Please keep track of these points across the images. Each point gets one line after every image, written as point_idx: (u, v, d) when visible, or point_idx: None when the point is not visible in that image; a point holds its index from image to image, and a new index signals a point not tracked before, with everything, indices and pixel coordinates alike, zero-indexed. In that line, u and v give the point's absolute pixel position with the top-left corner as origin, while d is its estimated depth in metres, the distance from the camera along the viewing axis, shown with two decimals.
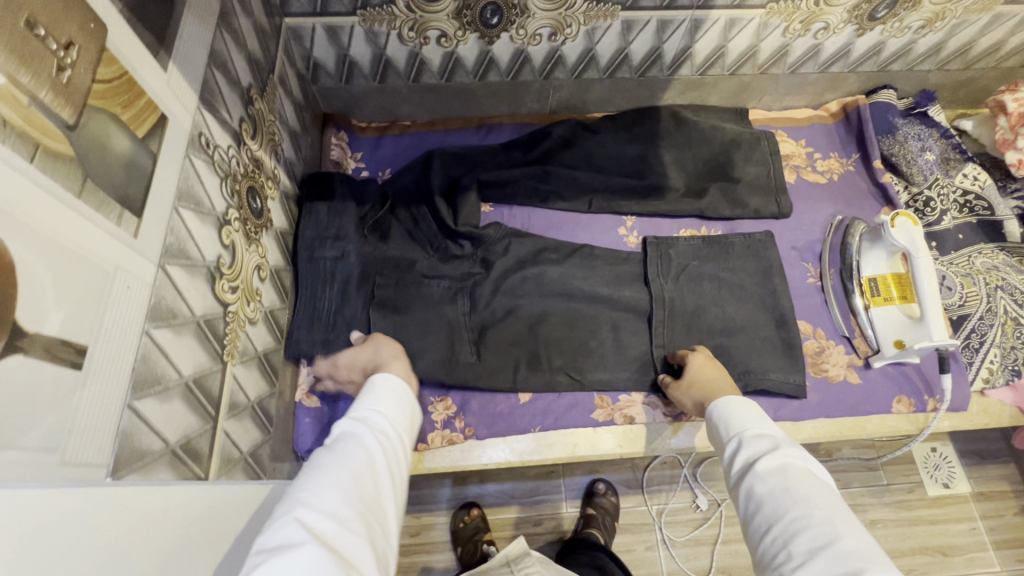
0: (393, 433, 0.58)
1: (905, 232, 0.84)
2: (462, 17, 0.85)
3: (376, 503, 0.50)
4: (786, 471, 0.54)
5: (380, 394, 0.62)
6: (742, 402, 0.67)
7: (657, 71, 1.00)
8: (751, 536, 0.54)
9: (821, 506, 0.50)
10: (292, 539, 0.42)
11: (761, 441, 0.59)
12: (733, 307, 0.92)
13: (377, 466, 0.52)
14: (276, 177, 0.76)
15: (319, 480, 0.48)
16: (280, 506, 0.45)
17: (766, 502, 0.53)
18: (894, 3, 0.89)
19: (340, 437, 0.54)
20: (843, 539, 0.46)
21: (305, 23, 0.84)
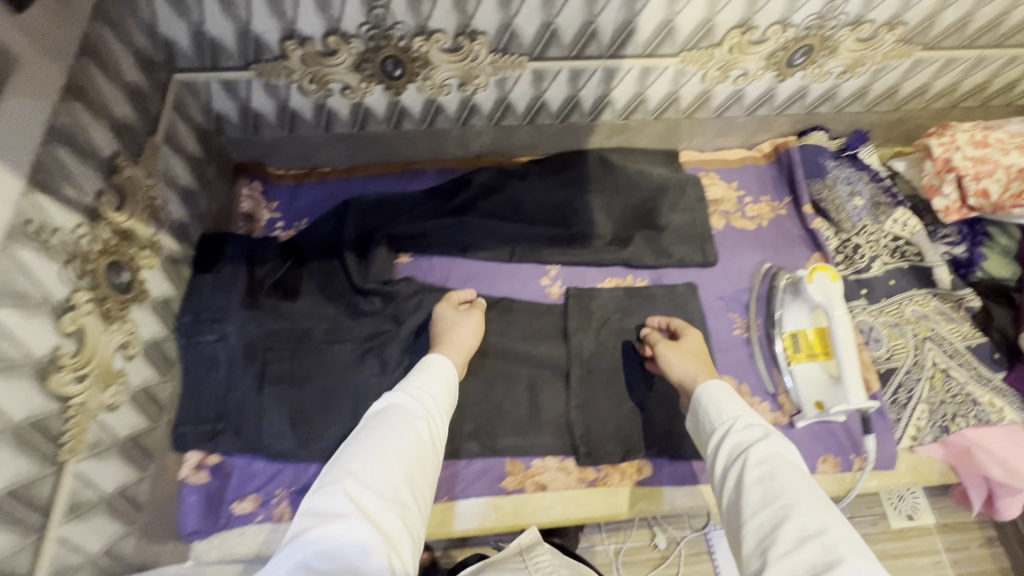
0: (436, 410, 0.67)
1: (823, 289, 0.81)
2: (363, 69, 0.82)
3: (416, 474, 0.59)
4: (774, 458, 0.55)
5: (430, 374, 0.70)
6: (725, 388, 0.68)
7: (579, 116, 0.97)
8: (728, 523, 0.55)
9: (807, 496, 0.51)
10: (339, 509, 0.52)
11: (750, 429, 0.60)
12: (653, 365, 0.89)
13: (421, 442, 0.62)
14: (156, 244, 0.73)
15: (366, 453, 0.58)
16: (331, 469, 0.56)
17: (752, 489, 0.54)
18: (811, 51, 0.87)
19: (387, 411, 0.64)
20: (829, 529, 0.48)
21: (198, 78, 0.80)
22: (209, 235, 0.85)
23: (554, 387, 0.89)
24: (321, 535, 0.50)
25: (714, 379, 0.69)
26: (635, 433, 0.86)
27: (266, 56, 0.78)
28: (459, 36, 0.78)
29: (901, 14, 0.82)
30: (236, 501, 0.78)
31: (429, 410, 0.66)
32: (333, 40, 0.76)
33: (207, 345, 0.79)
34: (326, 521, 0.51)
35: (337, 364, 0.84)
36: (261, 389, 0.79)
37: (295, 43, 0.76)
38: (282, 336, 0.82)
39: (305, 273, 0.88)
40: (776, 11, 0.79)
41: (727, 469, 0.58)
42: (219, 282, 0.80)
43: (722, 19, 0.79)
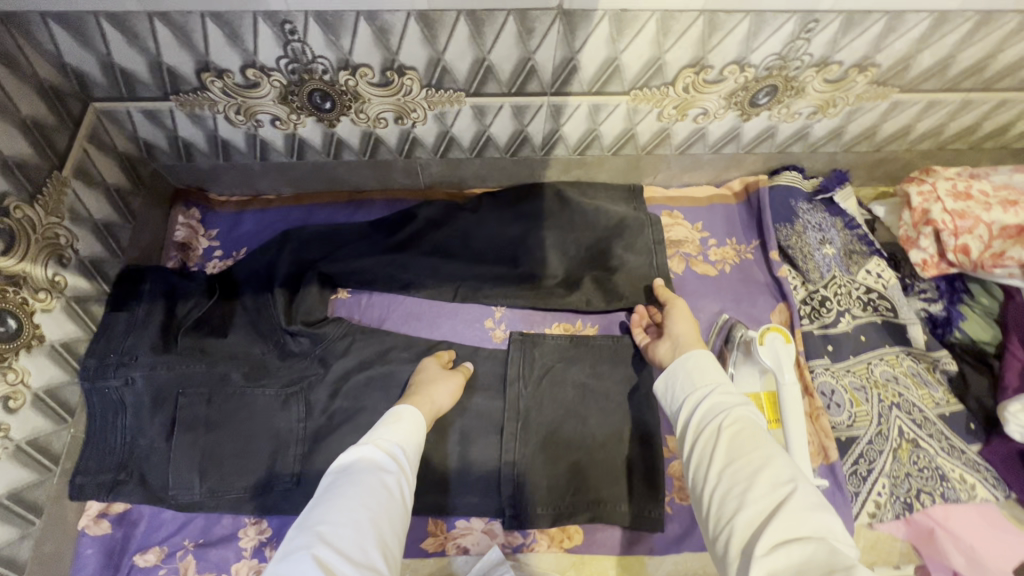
0: (408, 467, 0.64)
1: (773, 351, 0.76)
2: (291, 102, 0.77)
3: (386, 534, 0.56)
4: (745, 418, 0.57)
5: (400, 427, 0.68)
6: (710, 358, 0.66)
7: (530, 150, 0.92)
8: (695, 476, 0.57)
9: (776, 451, 0.54)
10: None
11: (726, 393, 0.61)
12: (594, 421, 0.83)
13: (391, 504, 0.59)
14: (58, 284, 0.69)
15: (337, 515, 0.55)
16: (298, 535, 0.53)
17: (721, 444, 0.55)
18: (775, 91, 0.80)
19: (358, 467, 0.61)
20: (792, 473, 0.52)
21: (117, 107, 0.77)
22: (127, 271, 0.81)
23: (485, 441, 0.82)
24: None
25: (700, 350, 0.67)
26: (568, 496, 0.79)
27: (184, 87, 0.74)
28: (386, 71, 0.73)
29: (871, 56, 0.75)
30: (140, 552, 0.74)
31: (398, 465, 0.63)
32: (252, 73, 0.72)
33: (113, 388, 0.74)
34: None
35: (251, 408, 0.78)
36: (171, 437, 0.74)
37: (212, 76, 0.72)
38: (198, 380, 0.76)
39: (236, 307, 0.83)
40: (731, 51, 0.73)
41: (695, 428, 0.59)
42: (134, 321, 0.76)
43: (671, 58, 0.73)
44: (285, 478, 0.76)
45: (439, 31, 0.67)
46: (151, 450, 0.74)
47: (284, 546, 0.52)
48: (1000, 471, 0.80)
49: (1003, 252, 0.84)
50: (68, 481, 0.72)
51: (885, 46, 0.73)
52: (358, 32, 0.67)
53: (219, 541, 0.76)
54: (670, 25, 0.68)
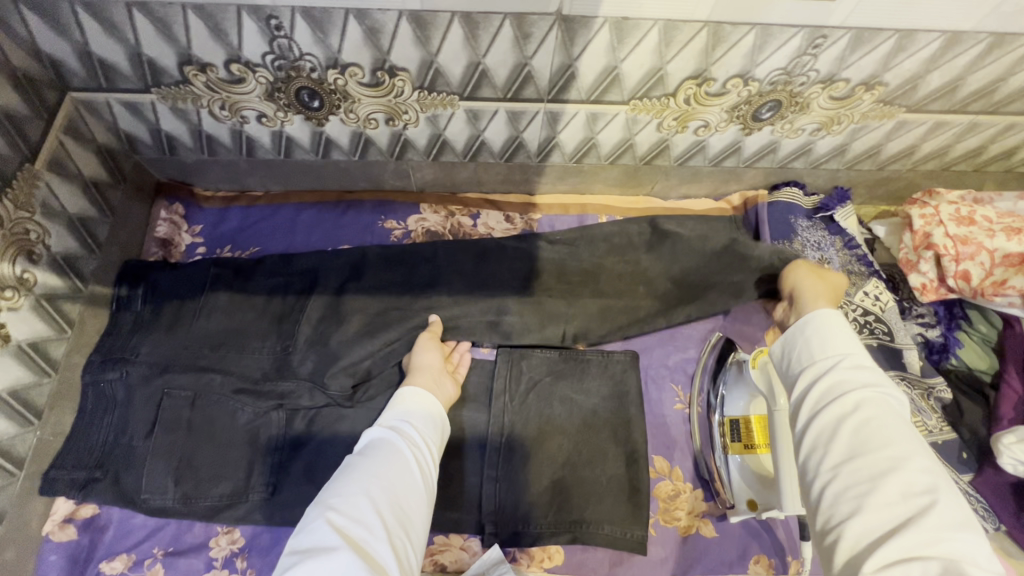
0: (420, 441, 0.66)
1: (765, 375, 0.73)
2: (277, 99, 0.75)
3: (403, 501, 0.59)
4: (876, 403, 0.50)
5: (414, 409, 0.69)
6: (843, 327, 0.57)
7: (525, 156, 0.89)
8: (806, 454, 0.51)
9: (913, 451, 0.47)
10: (327, 542, 0.51)
11: (859, 373, 0.53)
12: (581, 438, 0.81)
13: (405, 474, 0.61)
14: (26, 282, 0.67)
15: (350, 486, 0.57)
16: (313, 508, 0.55)
17: (845, 430, 0.49)
18: (778, 106, 0.78)
19: (375, 447, 0.63)
20: (930, 485, 0.44)
21: (95, 97, 0.74)
22: (132, 263, 0.81)
23: (469, 455, 0.80)
24: (309, 565, 0.49)
25: (826, 311, 0.59)
26: (551, 514, 0.77)
27: (166, 80, 0.71)
28: (377, 71, 0.70)
29: (879, 75, 0.73)
30: (107, 560, 0.72)
31: (410, 440, 0.65)
32: (236, 68, 0.69)
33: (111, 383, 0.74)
34: (316, 553, 0.50)
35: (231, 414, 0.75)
36: (150, 437, 0.71)
37: (195, 69, 0.69)
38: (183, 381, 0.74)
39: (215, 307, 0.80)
40: (735, 64, 0.70)
41: (812, 405, 0.53)
42: (139, 321, 0.77)
43: (672, 69, 0.71)
44: (258, 488, 0.74)
45: (433, 33, 0.64)
46: (127, 453, 0.71)
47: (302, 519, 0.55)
48: (990, 502, 0.79)
49: (1005, 280, 0.82)
50: (34, 485, 0.70)
51: (893, 65, 0.71)
52: (347, 31, 0.64)
53: (189, 551, 0.74)
54: (672, 36, 0.66)
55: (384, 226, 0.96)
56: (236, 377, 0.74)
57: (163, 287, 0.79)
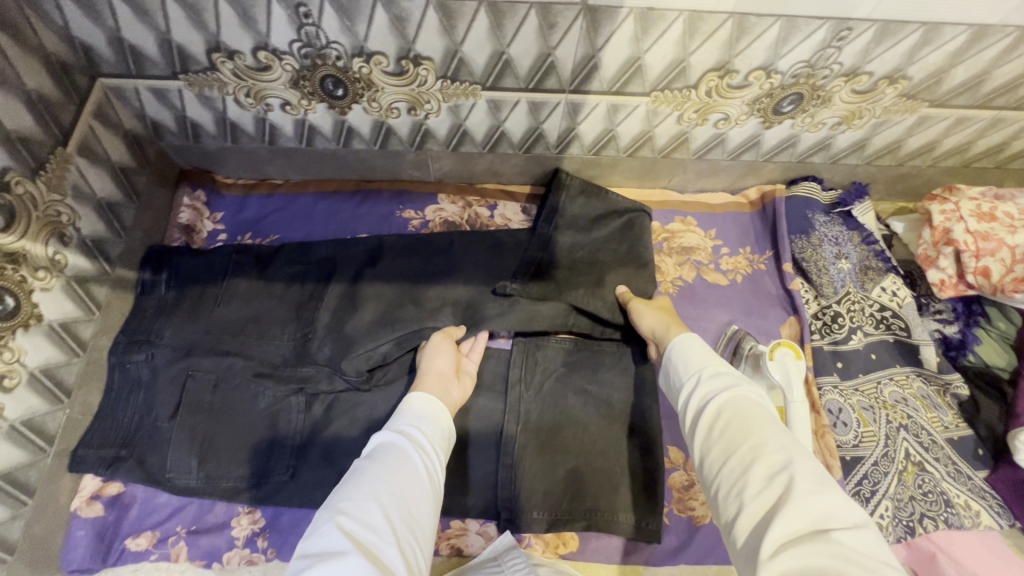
0: (429, 444, 0.61)
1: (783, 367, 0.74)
2: (302, 87, 0.75)
3: (413, 505, 0.54)
4: (735, 398, 0.53)
5: (420, 412, 0.65)
6: (699, 343, 0.64)
7: (544, 148, 0.90)
8: (701, 470, 0.53)
9: (780, 439, 0.49)
10: (336, 547, 0.47)
11: (720, 374, 0.57)
12: (596, 428, 0.81)
13: (415, 478, 0.56)
14: (58, 263, 0.68)
15: (358, 492, 0.53)
16: (321, 514, 0.51)
17: (722, 438, 0.51)
18: (800, 99, 0.78)
19: (383, 449, 0.59)
20: (795, 464, 0.46)
21: (124, 84, 0.75)
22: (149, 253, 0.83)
23: (486, 443, 0.81)
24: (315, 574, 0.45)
25: (682, 337, 0.65)
26: (565, 502, 0.78)
27: (194, 67, 0.72)
28: (401, 60, 0.71)
29: (903, 68, 0.72)
30: (133, 536, 0.74)
31: (419, 443, 0.61)
32: (263, 55, 0.70)
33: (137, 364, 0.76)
34: (322, 560, 0.46)
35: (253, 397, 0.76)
36: (174, 419, 0.73)
37: (223, 56, 0.70)
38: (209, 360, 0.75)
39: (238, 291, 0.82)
40: (758, 56, 0.70)
41: (698, 422, 0.55)
42: (163, 304, 0.78)
43: (696, 60, 0.71)
44: (280, 471, 0.74)
45: (458, 22, 0.65)
46: (154, 433, 0.73)
47: (309, 526, 0.50)
48: (1006, 499, 0.79)
49: None
50: (64, 461, 0.72)
51: (918, 58, 0.71)
52: (374, 19, 0.65)
53: (212, 529, 0.75)
54: (697, 27, 0.66)
55: (401, 216, 0.97)
56: (258, 362, 0.76)
57: (184, 273, 0.80)
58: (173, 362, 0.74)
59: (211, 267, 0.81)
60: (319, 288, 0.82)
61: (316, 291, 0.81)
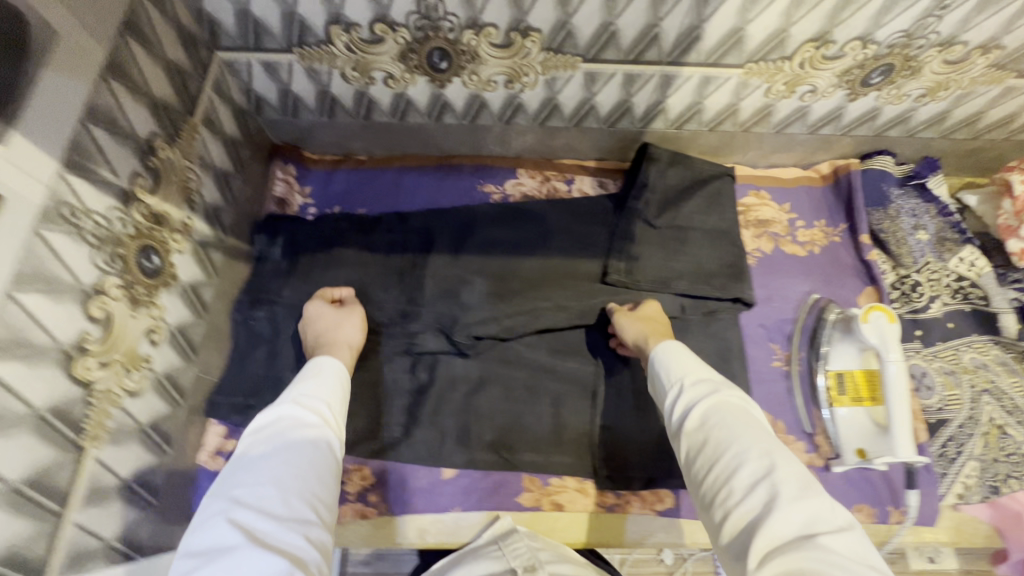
0: (330, 420, 0.61)
1: (877, 329, 0.76)
2: (409, 60, 0.78)
3: (321, 484, 0.54)
4: (719, 411, 0.58)
5: (323, 381, 0.65)
6: (684, 350, 0.69)
7: (628, 123, 0.92)
8: (689, 476, 0.58)
9: (759, 444, 0.54)
10: (225, 541, 0.47)
11: (703, 383, 0.63)
12: (683, 390, 0.85)
13: (323, 458, 0.56)
14: (189, 228, 0.71)
15: (252, 477, 0.52)
16: (211, 502, 0.50)
17: (707, 445, 0.56)
18: (890, 70, 0.80)
19: (273, 429, 0.57)
20: (777, 472, 0.51)
21: (239, 57, 0.78)
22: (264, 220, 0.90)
23: (578, 403, 0.85)
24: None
25: (666, 342, 0.70)
26: (660, 459, 0.82)
27: (310, 40, 0.75)
28: (511, 31, 0.73)
29: (997, 38, 0.74)
30: None
31: (322, 419, 0.60)
32: (379, 27, 0.72)
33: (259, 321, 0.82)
34: (211, 558, 0.46)
35: (363, 360, 0.83)
36: (297, 368, 0.79)
37: (340, 29, 0.73)
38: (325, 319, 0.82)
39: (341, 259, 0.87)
40: (858, 26, 0.72)
41: (684, 427, 0.60)
42: (279, 268, 0.85)
43: (796, 31, 0.73)
44: (394, 428, 0.81)
45: None
46: (277, 383, 0.78)
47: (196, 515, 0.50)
48: None
49: None
50: (192, 416, 0.75)
51: (1014, 28, 0.73)
52: None
53: None
54: None
55: (482, 190, 1.00)
56: (367, 319, 0.83)
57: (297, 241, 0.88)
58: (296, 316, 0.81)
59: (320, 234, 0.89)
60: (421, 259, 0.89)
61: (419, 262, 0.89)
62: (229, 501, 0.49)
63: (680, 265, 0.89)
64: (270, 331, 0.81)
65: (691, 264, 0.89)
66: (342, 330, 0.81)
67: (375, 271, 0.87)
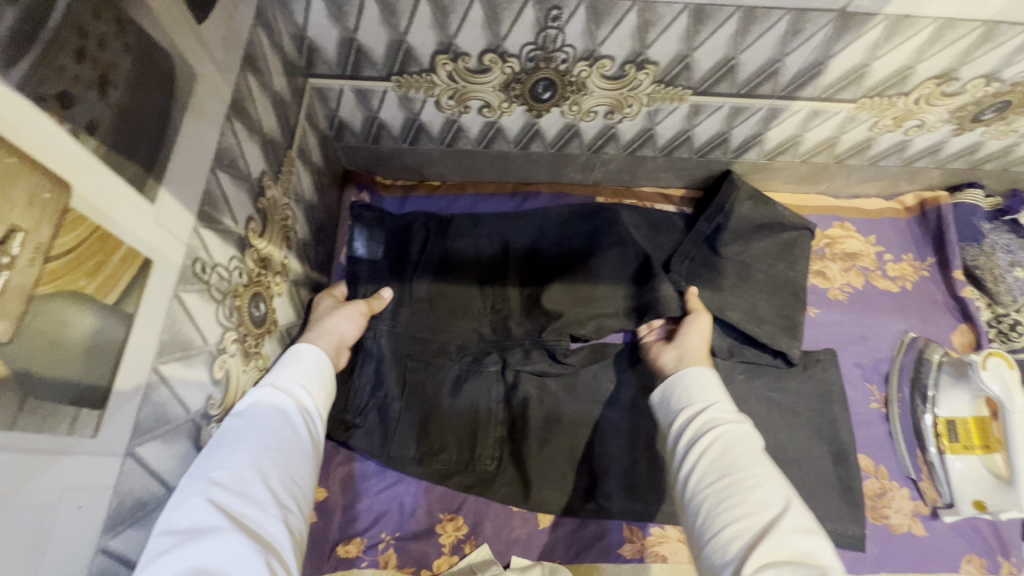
0: (312, 403, 0.54)
1: (998, 375, 0.73)
2: (511, 90, 0.74)
3: (299, 471, 0.48)
4: (734, 434, 0.55)
5: (303, 361, 0.57)
6: (711, 373, 0.64)
7: (720, 153, 0.89)
8: (683, 487, 0.55)
9: (769, 475, 0.51)
10: (202, 523, 0.40)
11: (725, 408, 0.59)
12: (787, 432, 0.81)
13: (299, 444, 0.50)
14: (286, 268, 0.67)
15: (233, 456, 0.46)
16: (187, 481, 0.43)
17: (716, 462, 0.53)
18: (1005, 107, 0.77)
19: (252, 409, 0.50)
20: (790, 503, 0.48)
21: (332, 84, 0.74)
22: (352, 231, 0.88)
23: None
24: (174, 562, 0.38)
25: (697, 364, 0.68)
26: None
27: (412, 68, 0.70)
28: (627, 64, 0.70)
29: None
30: (343, 542, 0.74)
31: (303, 403, 0.53)
32: (489, 58, 0.69)
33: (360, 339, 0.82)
34: (188, 541, 0.39)
35: (457, 385, 0.81)
36: (402, 396, 0.78)
37: (448, 58, 0.69)
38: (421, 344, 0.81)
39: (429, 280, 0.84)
40: (988, 64, 0.69)
41: (688, 445, 0.56)
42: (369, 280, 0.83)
43: (923, 68, 0.70)
44: (486, 461, 0.78)
45: (705, 26, 0.64)
46: (383, 408, 0.78)
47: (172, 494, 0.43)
48: None
49: None
50: None
51: None
52: (622, 23, 0.63)
53: (419, 535, 0.75)
54: (943, 34, 0.65)
55: None
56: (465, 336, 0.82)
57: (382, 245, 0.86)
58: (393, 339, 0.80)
59: (406, 245, 0.86)
60: (499, 293, 0.85)
61: (495, 299, 0.85)
62: (210, 480, 0.43)
63: (757, 288, 0.85)
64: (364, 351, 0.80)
65: (768, 280, 0.86)
66: (438, 357, 0.81)
67: (462, 296, 0.84)
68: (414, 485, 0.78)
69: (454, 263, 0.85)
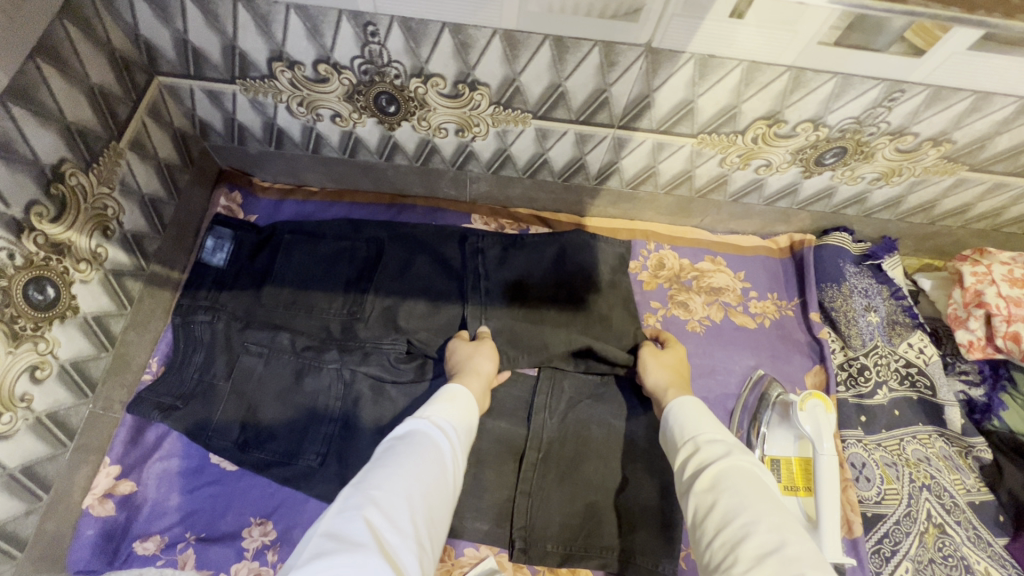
0: (459, 450, 0.62)
1: (813, 418, 0.74)
2: (356, 101, 0.76)
3: (434, 512, 0.55)
4: (729, 473, 0.56)
5: (457, 410, 0.66)
6: (696, 407, 0.67)
7: (583, 178, 0.90)
8: (697, 535, 0.55)
9: (765, 515, 0.50)
10: (359, 536, 0.46)
11: (713, 445, 0.60)
12: (617, 457, 0.80)
13: (444, 483, 0.57)
14: (98, 256, 0.68)
15: (389, 480, 0.54)
16: (351, 495, 0.51)
17: (710, 517, 0.53)
18: (843, 153, 0.79)
19: (405, 442, 0.59)
20: (787, 544, 0.47)
21: (180, 83, 0.75)
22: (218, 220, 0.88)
23: (503, 467, 0.81)
24: (333, 563, 0.43)
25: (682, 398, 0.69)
26: (581, 538, 0.77)
27: (253, 73, 0.72)
28: (459, 83, 0.71)
29: (948, 132, 0.73)
30: (140, 540, 0.72)
31: (451, 446, 0.62)
32: (323, 68, 0.70)
33: (198, 326, 0.82)
34: (345, 548, 0.45)
35: (297, 379, 0.79)
36: (230, 377, 0.78)
37: (284, 66, 0.71)
38: (261, 331, 0.81)
39: (277, 280, 0.84)
40: (809, 108, 0.71)
41: (692, 490, 0.57)
42: (220, 275, 0.85)
43: (747, 108, 0.72)
44: (309, 456, 0.76)
45: (521, 52, 0.66)
46: (208, 391, 0.78)
47: (338, 504, 0.50)
48: None
49: None
50: (80, 455, 0.71)
51: (964, 124, 0.72)
52: (439, 43, 0.66)
53: (222, 539, 0.74)
54: (754, 76, 0.67)
55: None
56: (304, 335, 0.81)
57: (242, 243, 0.88)
58: (236, 328, 0.81)
59: (263, 243, 0.88)
60: (356, 298, 0.83)
61: (351, 302, 0.83)
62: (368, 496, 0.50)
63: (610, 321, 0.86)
64: (208, 338, 0.81)
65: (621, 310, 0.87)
66: (279, 347, 0.80)
67: (319, 296, 0.83)
68: (228, 487, 0.77)
69: (303, 259, 0.85)
